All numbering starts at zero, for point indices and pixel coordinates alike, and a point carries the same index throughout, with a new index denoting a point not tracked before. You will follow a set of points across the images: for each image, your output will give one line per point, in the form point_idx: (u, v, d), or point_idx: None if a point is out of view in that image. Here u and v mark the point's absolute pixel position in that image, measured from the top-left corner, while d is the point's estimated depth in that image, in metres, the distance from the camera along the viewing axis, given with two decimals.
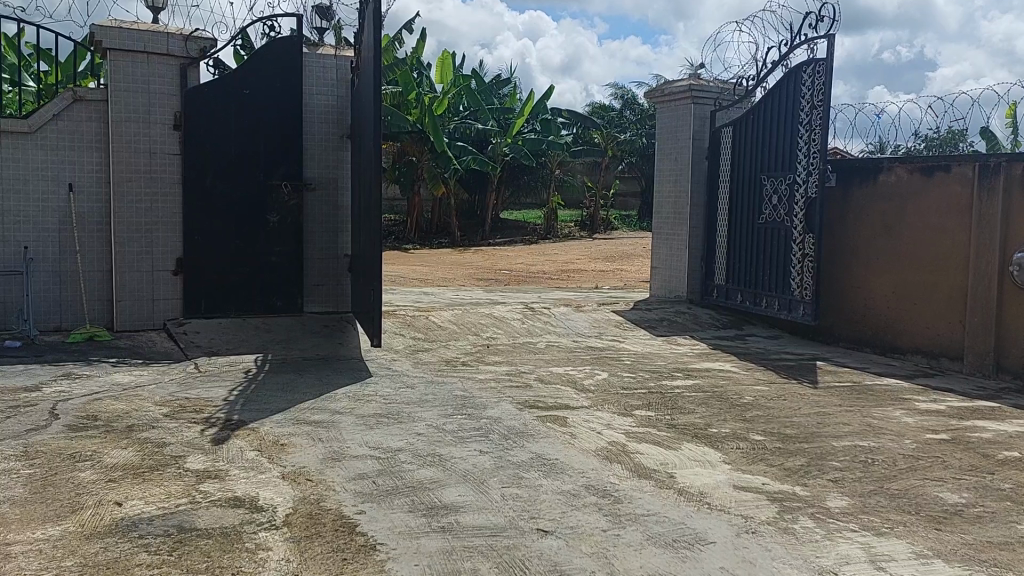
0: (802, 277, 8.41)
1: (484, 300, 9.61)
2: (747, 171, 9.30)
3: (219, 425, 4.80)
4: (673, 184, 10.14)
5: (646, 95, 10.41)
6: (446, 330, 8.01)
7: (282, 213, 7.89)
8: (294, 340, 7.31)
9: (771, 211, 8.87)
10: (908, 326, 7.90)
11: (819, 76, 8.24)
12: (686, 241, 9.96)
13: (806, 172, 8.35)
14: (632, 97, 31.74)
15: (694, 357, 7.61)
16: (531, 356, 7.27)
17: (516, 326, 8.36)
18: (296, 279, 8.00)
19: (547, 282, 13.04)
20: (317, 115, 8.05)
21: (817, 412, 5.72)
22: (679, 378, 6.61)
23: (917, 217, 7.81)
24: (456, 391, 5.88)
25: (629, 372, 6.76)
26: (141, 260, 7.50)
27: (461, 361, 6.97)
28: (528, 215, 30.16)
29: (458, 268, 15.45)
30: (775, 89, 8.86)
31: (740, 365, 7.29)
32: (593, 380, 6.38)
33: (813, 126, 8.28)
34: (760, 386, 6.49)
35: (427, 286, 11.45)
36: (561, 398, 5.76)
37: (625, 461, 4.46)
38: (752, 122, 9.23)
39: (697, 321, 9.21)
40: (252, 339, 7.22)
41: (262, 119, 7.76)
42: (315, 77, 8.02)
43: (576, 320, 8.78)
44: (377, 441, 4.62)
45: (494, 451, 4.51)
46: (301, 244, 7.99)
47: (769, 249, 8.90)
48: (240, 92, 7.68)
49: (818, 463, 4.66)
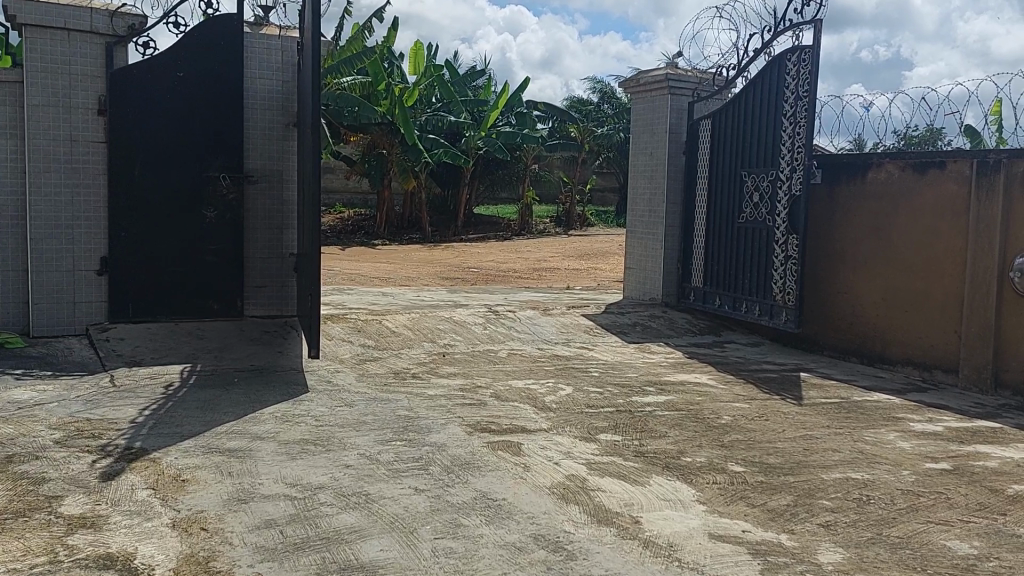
0: (784, 280, 7.84)
1: (445, 303, 8.95)
2: (725, 167, 8.72)
3: (114, 456, 4.14)
4: (648, 180, 9.53)
5: (620, 84, 9.78)
6: (399, 336, 7.36)
7: (220, 208, 7.26)
8: (228, 349, 6.65)
9: (752, 209, 8.28)
10: (898, 334, 7.33)
11: (805, 64, 7.64)
12: (661, 240, 9.36)
13: (790, 168, 7.77)
14: (611, 91, 31.06)
15: (667, 367, 7.01)
16: (490, 367, 6.63)
17: (477, 333, 7.71)
18: (235, 280, 7.36)
19: (517, 282, 12.44)
20: (259, 102, 7.40)
21: (803, 436, 5.11)
22: (650, 393, 6.00)
23: (909, 218, 7.23)
24: (399, 411, 5.23)
25: (596, 386, 6.13)
26: (60, 258, 6.80)
27: (411, 373, 6.32)
28: (505, 210, 29.51)
29: (426, 266, 14.76)
30: (757, 79, 8.26)
31: (717, 377, 6.67)
32: (556, 397, 5.74)
33: (798, 119, 7.70)
34: (739, 403, 5.89)
35: (388, 285, 10.78)
36: (517, 420, 5.12)
37: (582, 502, 3.83)
38: (733, 114, 8.63)
39: (672, 326, 8.61)
40: (182, 347, 6.56)
41: (199, 106, 7.13)
42: (258, 60, 7.36)
43: (543, 325, 8.15)
44: (295, 477, 3.96)
45: (431, 489, 3.87)
46: (241, 242, 7.35)
47: (748, 251, 8.32)
48: (173, 74, 7.04)
49: (806, 502, 4.04)
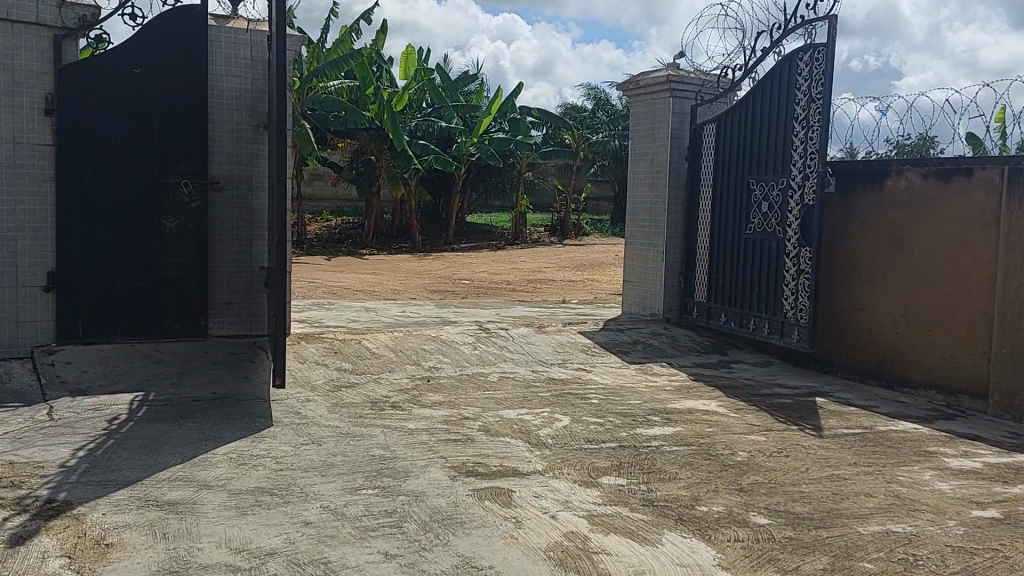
0: (796, 296, 7.24)
1: (431, 320, 8.33)
2: (730, 174, 8.13)
3: (32, 512, 3.54)
4: (648, 188, 8.95)
5: (618, 87, 9.21)
6: (380, 358, 6.74)
7: (181, 218, 6.67)
8: (188, 374, 6.10)
9: (760, 219, 7.70)
10: (920, 355, 6.71)
11: (818, 63, 7.05)
12: (662, 252, 8.77)
13: (802, 175, 7.18)
14: (605, 97, 30.46)
15: (672, 392, 6.41)
16: (479, 394, 6.01)
17: (465, 353, 7.08)
18: (198, 296, 6.78)
19: (510, 295, 11.85)
20: (226, 101, 6.84)
21: (832, 477, 4.50)
22: (656, 424, 5.39)
23: (933, 230, 6.62)
24: (374, 450, 4.61)
25: (596, 416, 5.52)
26: (3, 273, 6.15)
27: (391, 402, 5.70)
28: (497, 219, 28.92)
29: (416, 278, 14.15)
30: (766, 79, 7.67)
31: (729, 404, 6.06)
32: (552, 430, 5.11)
33: (811, 122, 7.11)
34: (755, 435, 5.28)
35: (373, 300, 10.17)
36: (508, 459, 4.50)
37: (583, 569, 3.22)
38: (739, 117, 8.03)
39: (675, 344, 8.02)
40: (136, 373, 6.02)
41: (157, 107, 6.55)
42: (228, 56, 6.82)
43: (537, 344, 7.55)
44: (243, 539, 3.34)
45: (403, 555, 3.24)
46: (204, 255, 6.76)
47: (756, 264, 7.73)
48: (129, 71, 6.44)
49: (846, 565, 3.42)
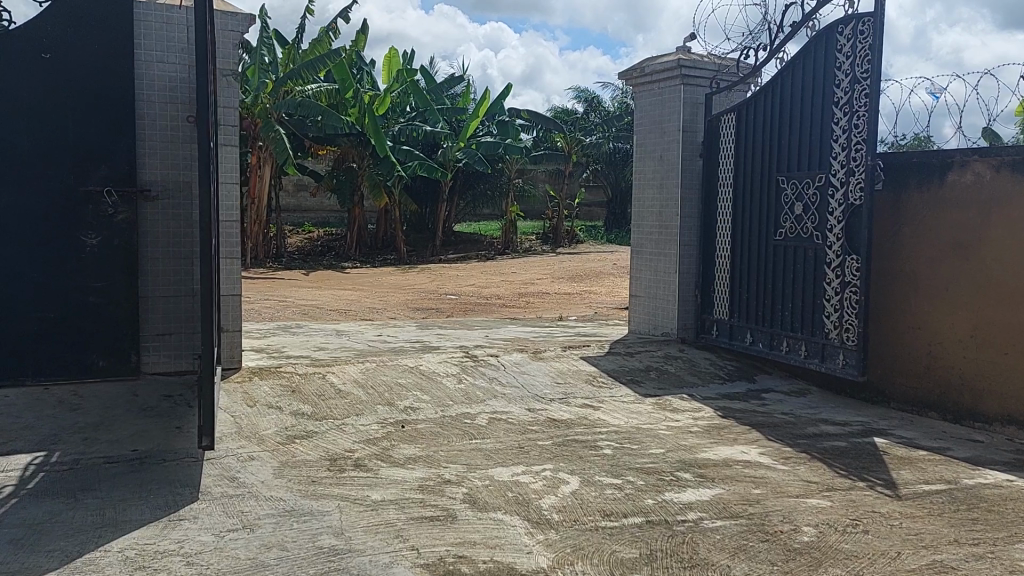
0: (840, 314, 6.12)
1: (410, 346, 7.18)
2: (755, 172, 7.02)
3: None
4: (656, 189, 7.85)
5: (619, 75, 8.13)
6: (346, 398, 5.59)
7: (104, 233, 5.52)
8: (107, 425, 4.94)
9: (793, 223, 6.59)
10: (994, 384, 5.59)
11: (864, 37, 5.95)
12: (675, 263, 7.66)
13: (846, 170, 6.07)
14: (595, 100, 29.33)
15: (700, 435, 5.27)
16: (464, 445, 4.86)
17: (448, 389, 5.93)
18: (126, 327, 5.62)
19: (501, 312, 10.71)
20: (160, 92, 5.63)
21: (935, 568, 3.37)
22: (689, 485, 4.26)
23: (1008, 232, 5.51)
24: (324, 540, 3.47)
25: (611, 474, 4.39)
26: None
27: (353, 459, 4.56)
28: (487, 227, 27.78)
29: (398, 293, 13.01)
30: (797, 60, 6.57)
31: (773, 451, 4.93)
32: (558, 500, 3.97)
33: (855, 107, 5.99)
34: (815, 499, 4.15)
35: (347, 321, 9.02)
36: (502, 552, 3.37)
37: None
38: (765, 105, 6.93)
39: (694, 370, 6.89)
40: (40, 426, 4.85)
41: (70, 100, 5.43)
42: (157, 37, 5.61)
43: (532, 374, 6.42)
44: None
45: None
46: (133, 277, 5.60)
47: (790, 277, 6.61)
48: (37, 56, 5.35)
49: None
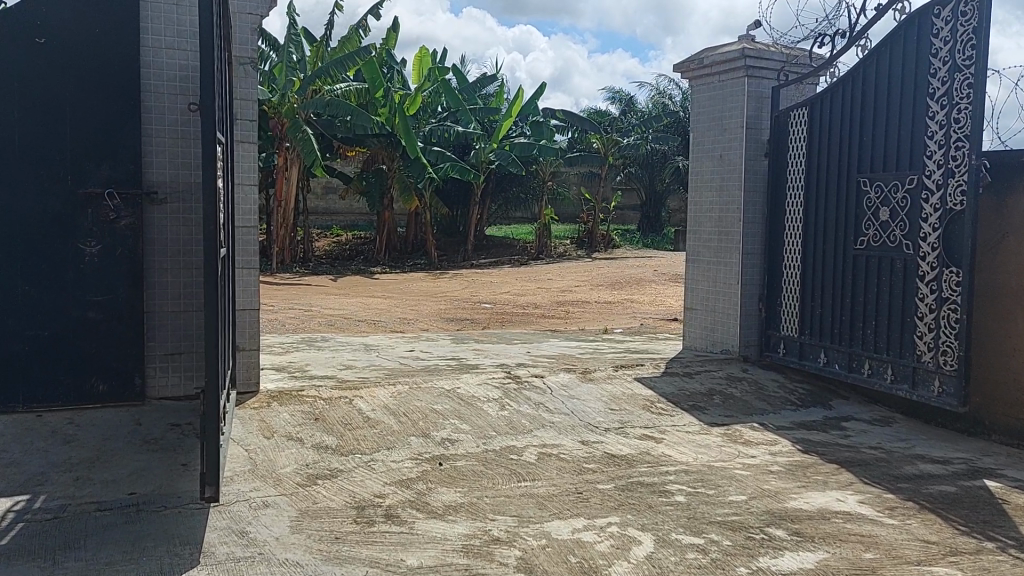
0: (935, 334, 5.38)
1: (445, 364, 6.52)
2: (832, 173, 6.28)
3: None
4: (716, 192, 7.14)
5: (675, 68, 7.45)
6: (376, 428, 4.94)
7: (106, 241, 4.90)
8: (106, 460, 4.30)
9: (878, 231, 5.86)
10: None
11: (966, 19, 5.19)
12: (737, 273, 6.95)
13: (943, 170, 5.33)
14: (630, 100, 28.59)
15: (783, 476, 4.56)
16: (512, 489, 4.19)
17: (490, 417, 5.26)
18: (128, 345, 4.99)
19: (541, 323, 10.04)
20: (167, 82, 4.99)
21: None
22: (785, 546, 3.55)
23: None
24: None
25: (689, 530, 3.69)
26: None
27: (384, 508, 3.90)
28: (519, 231, 27.13)
29: (430, 301, 12.37)
30: (883, 46, 5.83)
31: (874, 500, 4.21)
32: (631, 569, 3.29)
33: (954, 99, 5.25)
34: (940, 567, 3.43)
35: (377, 334, 8.38)
36: None
37: None
38: (844, 97, 6.19)
39: (762, 394, 6.17)
40: (27, 463, 4.22)
41: (65, 91, 4.84)
42: (165, 20, 4.98)
43: (583, 399, 5.73)
44: None
45: None
46: (136, 290, 4.97)
47: (873, 290, 5.88)
48: (30, 41, 4.77)
49: None
